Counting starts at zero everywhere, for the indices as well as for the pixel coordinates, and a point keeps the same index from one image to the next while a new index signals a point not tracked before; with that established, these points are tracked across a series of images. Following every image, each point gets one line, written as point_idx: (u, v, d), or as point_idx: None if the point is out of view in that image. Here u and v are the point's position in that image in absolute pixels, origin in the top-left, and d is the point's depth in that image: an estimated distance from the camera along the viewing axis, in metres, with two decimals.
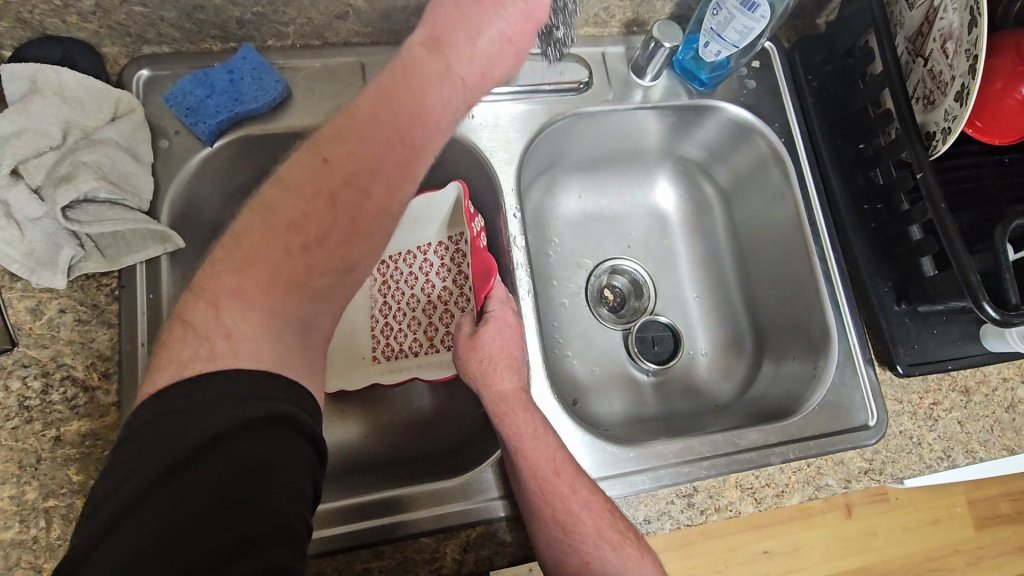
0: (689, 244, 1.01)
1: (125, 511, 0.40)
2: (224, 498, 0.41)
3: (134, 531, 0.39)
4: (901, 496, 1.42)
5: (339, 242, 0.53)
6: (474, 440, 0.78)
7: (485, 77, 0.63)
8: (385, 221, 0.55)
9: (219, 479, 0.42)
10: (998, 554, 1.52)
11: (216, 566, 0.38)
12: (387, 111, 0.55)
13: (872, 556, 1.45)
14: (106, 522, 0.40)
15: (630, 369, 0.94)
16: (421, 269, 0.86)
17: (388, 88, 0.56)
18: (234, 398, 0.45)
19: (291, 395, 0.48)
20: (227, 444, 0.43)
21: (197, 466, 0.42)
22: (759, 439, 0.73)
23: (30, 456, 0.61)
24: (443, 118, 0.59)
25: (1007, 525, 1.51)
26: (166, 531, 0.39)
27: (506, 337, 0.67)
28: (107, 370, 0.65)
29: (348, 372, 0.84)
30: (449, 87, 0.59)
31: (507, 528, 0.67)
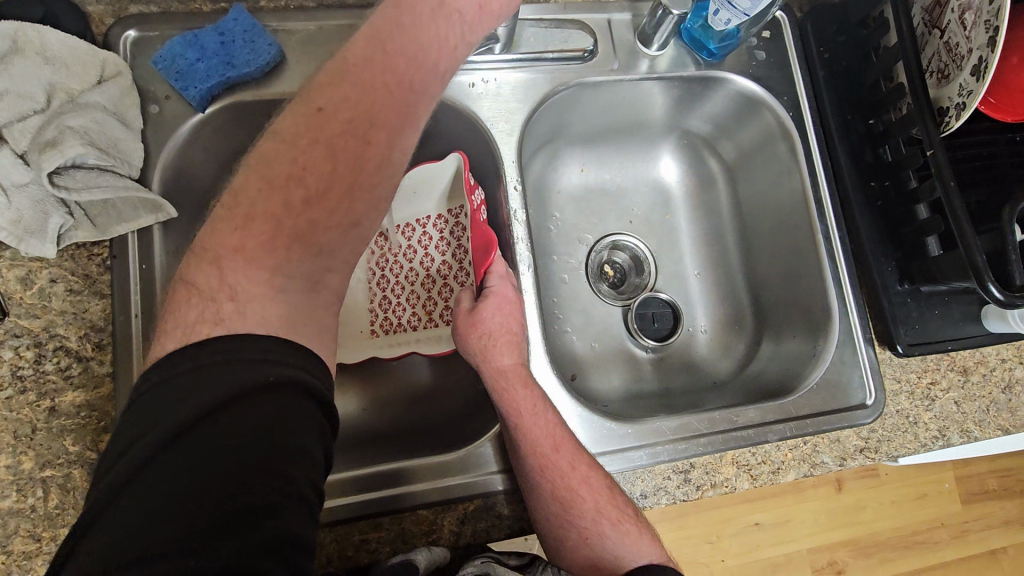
0: (691, 220, 0.99)
1: (129, 475, 0.39)
2: (233, 463, 0.40)
3: (142, 495, 0.38)
4: (889, 471, 1.44)
5: (334, 213, 0.51)
6: (472, 415, 0.78)
7: (483, 9, 0.60)
8: (382, 189, 0.54)
9: (226, 446, 0.40)
10: (983, 527, 1.55)
11: (227, 532, 0.37)
12: (381, 54, 0.52)
13: (860, 529, 1.48)
14: (112, 488, 0.39)
15: (629, 345, 0.94)
16: (420, 242, 0.85)
17: (381, 31, 0.53)
18: (243, 362, 0.44)
19: (298, 361, 0.47)
20: (236, 408, 0.42)
21: (203, 432, 0.41)
22: (756, 417, 0.74)
23: (25, 426, 0.61)
24: (442, 59, 0.56)
25: (993, 500, 1.54)
26: (174, 495, 0.38)
27: (506, 311, 0.66)
28: (101, 341, 0.64)
29: (345, 345, 0.83)
30: (447, 22, 0.56)
31: (505, 501, 0.67)
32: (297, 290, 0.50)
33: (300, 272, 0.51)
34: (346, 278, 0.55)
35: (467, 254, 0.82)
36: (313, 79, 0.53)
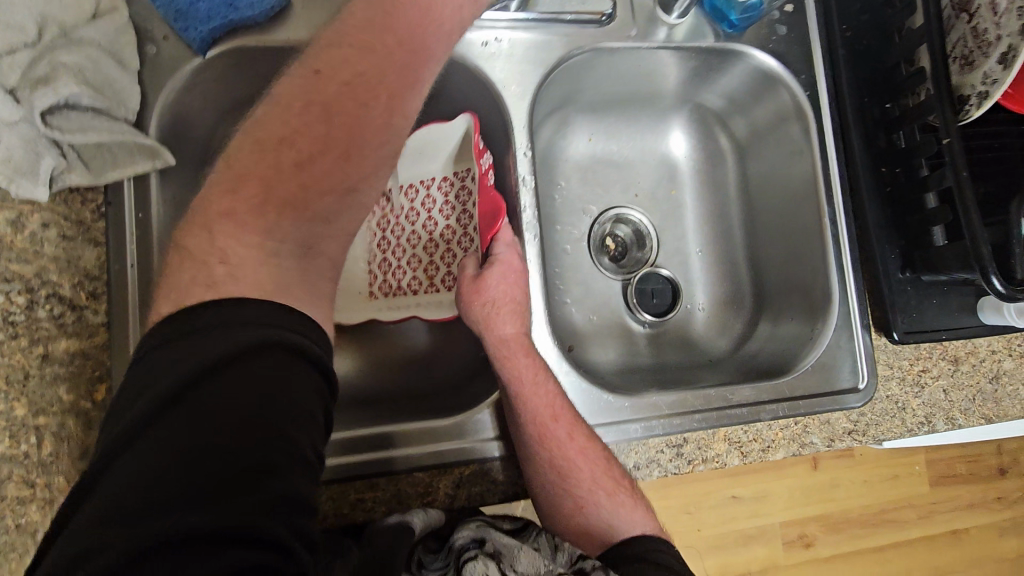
0: (697, 197, 0.98)
1: (128, 437, 0.39)
2: (231, 422, 0.39)
3: (141, 454, 0.38)
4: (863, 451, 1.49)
5: (328, 183, 0.50)
6: (470, 380, 0.78)
7: None
8: (379, 160, 0.52)
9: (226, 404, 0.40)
10: (948, 508, 1.62)
11: (226, 492, 0.37)
12: (389, 10, 0.50)
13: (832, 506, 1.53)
14: (110, 447, 0.39)
15: (626, 320, 0.94)
16: (424, 204, 0.84)
17: None
18: (241, 322, 0.43)
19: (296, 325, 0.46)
20: (234, 368, 0.41)
21: (200, 390, 0.40)
22: (751, 396, 0.74)
23: (17, 372, 0.59)
24: (451, 17, 0.54)
25: (960, 484, 1.60)
26: (172, 455, 0.37)
27: (511, 279, 0.65)
28: (96, 291, 0.63)
29: (345, 306, 0.82)
30: None
31: (500, 467, 0.68)
32: (292, 256, 0.49)
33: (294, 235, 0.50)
34: (342, 247, 0.54)
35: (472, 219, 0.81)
36: (317, 40, 0.52)
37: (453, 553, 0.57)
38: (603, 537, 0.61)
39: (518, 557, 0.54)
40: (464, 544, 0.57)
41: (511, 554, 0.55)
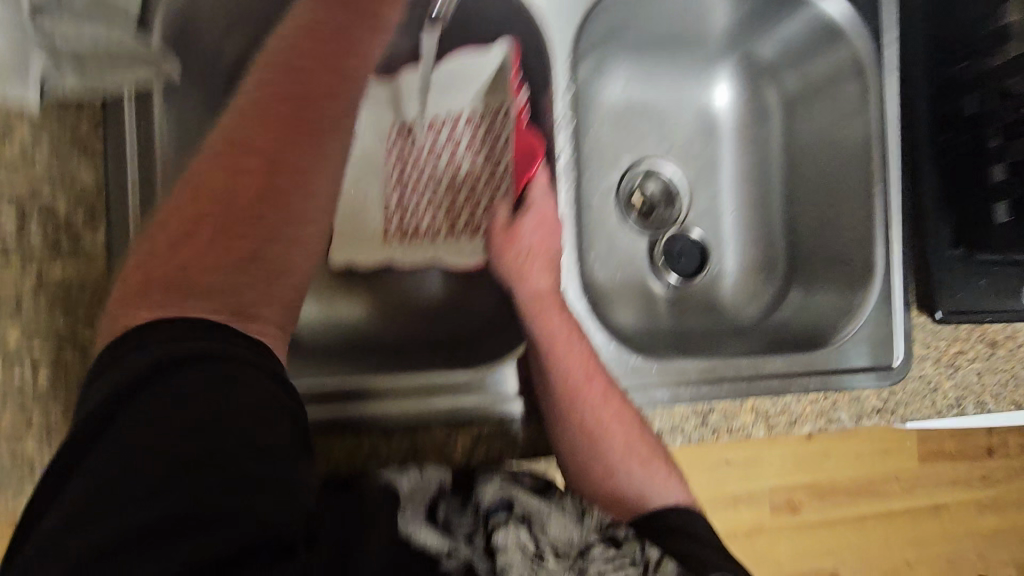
0: (737, 155, 0.91)
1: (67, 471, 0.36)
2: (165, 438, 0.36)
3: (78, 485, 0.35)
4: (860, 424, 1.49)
5: (257, 223, 0.47)
6: (493, 332, 0.75)
7: None
8: (310, 198, 0.49)
9: (185, 396, 0.38)
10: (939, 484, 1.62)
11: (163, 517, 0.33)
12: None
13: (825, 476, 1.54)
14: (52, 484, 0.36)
15: (649, 281, 0.89)
16: (447, 144, 0.77)
17: None
18: (168, 336, 0.41)
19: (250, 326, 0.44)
20: (161, 382, 0.38)
21: (158, 385, 0.38)
22: (782, 366, 0.71)
23: (9, 296, 0.55)
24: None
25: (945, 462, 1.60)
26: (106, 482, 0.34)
27: (545, 227, 0.61)
28: (94, 210, 0.57)
29: (356, 248, 0.76)
30: None
31: (521, 427, 0.66)
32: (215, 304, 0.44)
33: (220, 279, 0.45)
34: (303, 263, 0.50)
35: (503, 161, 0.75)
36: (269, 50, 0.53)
37: (480, 514, 0.54)
38: (634, 505, 0.60)
39: (548, 523, 0.53)
40: (492, 505, 0.55)
41: (541, 519, 0.54)
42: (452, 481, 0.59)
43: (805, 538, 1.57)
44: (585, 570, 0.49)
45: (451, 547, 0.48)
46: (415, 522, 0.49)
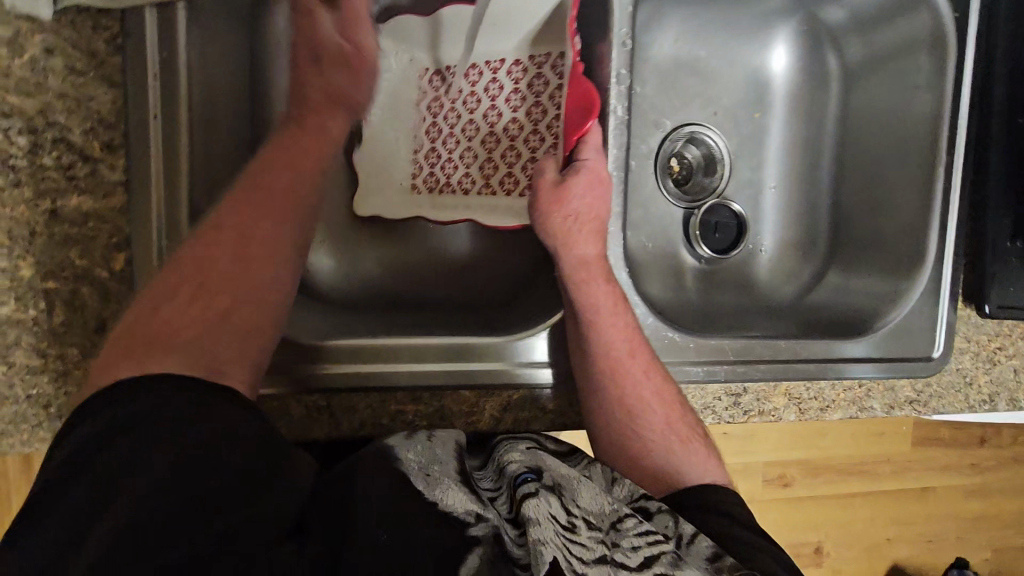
0: (786, 125, 0.86)
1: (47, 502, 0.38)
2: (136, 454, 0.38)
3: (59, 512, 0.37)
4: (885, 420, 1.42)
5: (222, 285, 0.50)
6: (522, 294, 0.72)
7: None
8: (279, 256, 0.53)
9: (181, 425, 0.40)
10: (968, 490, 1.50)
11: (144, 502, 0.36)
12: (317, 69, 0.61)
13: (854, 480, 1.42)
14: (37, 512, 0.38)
15: (682, 252, 0.85)
16: (488, 90, 0.72)
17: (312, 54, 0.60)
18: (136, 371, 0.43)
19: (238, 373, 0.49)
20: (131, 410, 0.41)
21: (148, 418, 0.41)
22: (820, 352, 0.69)
23: (22, 228, 0.51)
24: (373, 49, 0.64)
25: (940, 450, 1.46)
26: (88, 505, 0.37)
27: (597, 193, 0.60)
28: (111, 141, 0.53)
29: (385, 200, 0.73)
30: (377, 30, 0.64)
31: (550, 396, 0.64)
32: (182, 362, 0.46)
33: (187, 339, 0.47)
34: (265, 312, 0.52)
35: (546, 114, 0.71)
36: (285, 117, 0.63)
37: (508, 480, 0.52)
38: (670, 483, 0.59)
39: (578, 492, 0.51)
40: (519, 472, 0.52)
41: (571, 489, 0.51)
42: (468, 445, 0.60)
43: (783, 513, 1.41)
44: (618, 543, 0.47)
45: (480, 511, 0.45)
46: (442, 484, 0.47)
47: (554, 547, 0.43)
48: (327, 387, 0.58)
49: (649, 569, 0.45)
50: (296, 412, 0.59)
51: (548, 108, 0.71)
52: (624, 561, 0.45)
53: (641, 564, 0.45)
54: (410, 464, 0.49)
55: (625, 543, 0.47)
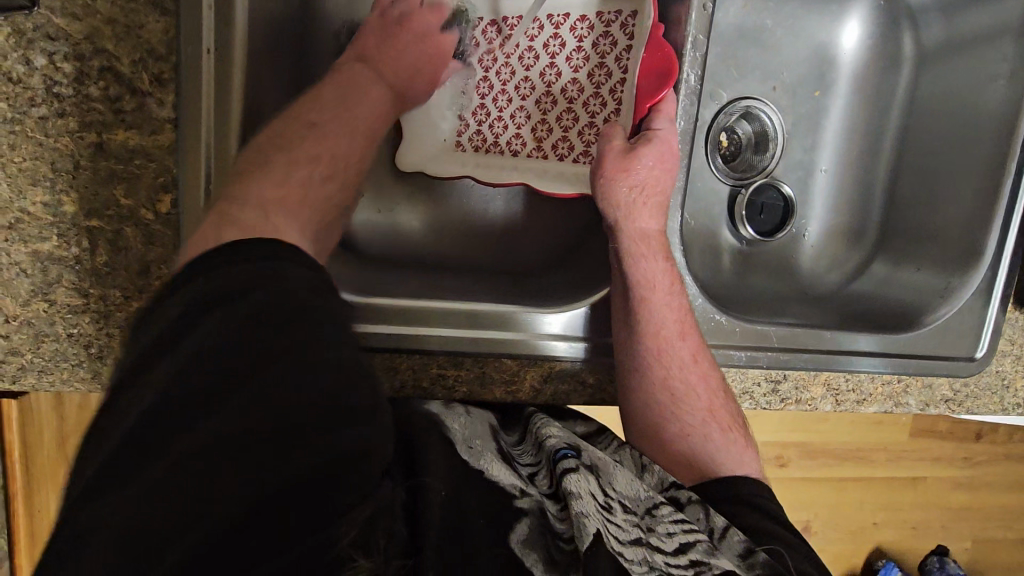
0: (848, 106, 0.83)
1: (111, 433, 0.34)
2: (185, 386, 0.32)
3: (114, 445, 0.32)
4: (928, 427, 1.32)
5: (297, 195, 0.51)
6: (562, 264, 0.69)
7: None
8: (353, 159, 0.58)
9: (211, 355, 0.33)
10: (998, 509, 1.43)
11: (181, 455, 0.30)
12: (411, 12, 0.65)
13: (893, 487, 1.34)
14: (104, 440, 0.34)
15: (723, 230, 0.82)
16: (548, 46, 0.68)
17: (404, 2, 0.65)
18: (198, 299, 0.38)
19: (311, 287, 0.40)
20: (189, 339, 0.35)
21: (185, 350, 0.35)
22: (865, 345, 0.69)
23: (66, 161, 0.49)
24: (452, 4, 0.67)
25: (942, 441, 1.33)
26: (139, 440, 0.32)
27: (665, 165, 0.59)
28: (161, 75, 0.50)
29: (426, 153, 0.69)
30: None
31: (590, 369, 0.63)
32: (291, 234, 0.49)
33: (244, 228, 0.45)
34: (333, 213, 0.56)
35: (610, 76, 0.67)
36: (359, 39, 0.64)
37: (547, 455, 0.51)
38: (704, 471, 0.58)
39: (614, 476, 0.51)
40: (558, 448, 0.52)
41: (607, 471, 0.51)
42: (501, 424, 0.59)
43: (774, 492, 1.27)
44: (654, 527, 0.46)
45: (522, 486, 0.46)
46: (485, 458, 0.48)
47: (597, 521, 0.43)
48: (366, 347, 0.57)
49: (685, 554, 0.44)
50: None
51: (613, 71, 0.66)
52: (660, 544, 0.44)
53: (676, 549, 0.44)
54: (455, 435, 0.49)
55: (661, 529, 0.46)
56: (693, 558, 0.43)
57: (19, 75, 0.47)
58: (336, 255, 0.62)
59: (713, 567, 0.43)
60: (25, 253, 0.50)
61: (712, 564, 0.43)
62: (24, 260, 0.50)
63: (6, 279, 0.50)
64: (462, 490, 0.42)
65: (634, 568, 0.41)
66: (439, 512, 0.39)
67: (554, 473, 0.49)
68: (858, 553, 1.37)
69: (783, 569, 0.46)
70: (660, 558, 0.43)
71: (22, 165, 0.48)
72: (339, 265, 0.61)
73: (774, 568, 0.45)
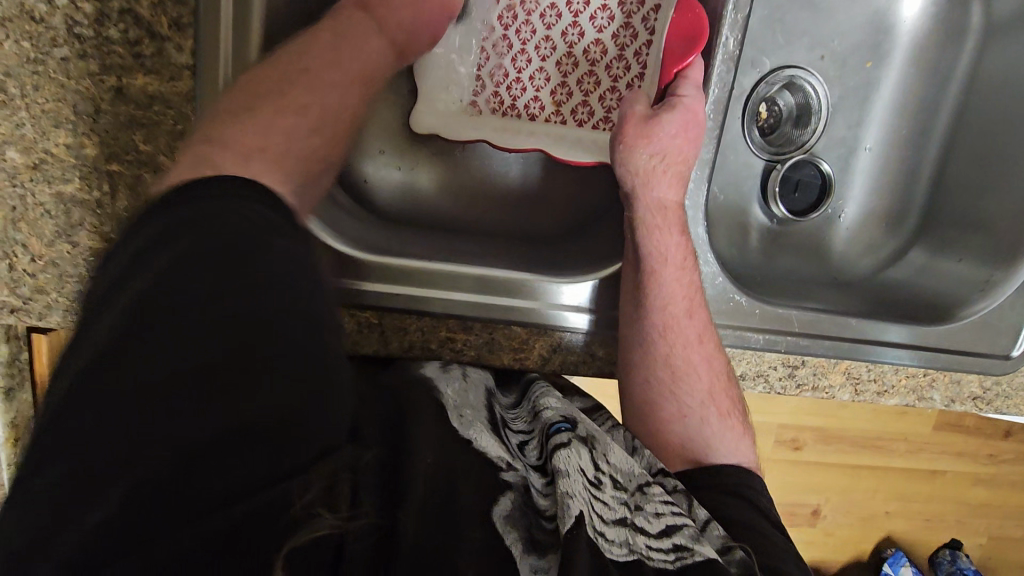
0: (901, 78, 0.77)
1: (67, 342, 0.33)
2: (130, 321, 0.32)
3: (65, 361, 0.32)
4: (954, 420, 1.28)
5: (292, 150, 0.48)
6: (581, 233, 0.68)
7: None
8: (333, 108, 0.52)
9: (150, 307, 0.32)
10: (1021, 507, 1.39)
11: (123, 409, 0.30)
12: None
13: (911, 477, 1.31)
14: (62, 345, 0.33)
15: (753, 207, 0.79)
16: (572, 4, 0.66)
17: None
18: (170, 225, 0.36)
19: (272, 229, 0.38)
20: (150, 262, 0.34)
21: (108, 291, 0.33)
22: (893, 335, 0.66)
23: (87, 104, 0.49)
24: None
25: (966, 436, 1.30)
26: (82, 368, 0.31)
27: (690, 136, 0.56)
28: (180, 18, 0.49)
29: (441, 117, 0.66)
30: None
31: (601, 342, 0.62)
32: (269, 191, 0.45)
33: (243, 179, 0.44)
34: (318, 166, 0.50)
35: (636, 38, 0.66)
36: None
37: (541, 426, 0.52)
38: (695, 454, 0.57)
39: (610, 447, 0.51)
40: (553, 420, 0.52)
41: (603, 444, 0.51)
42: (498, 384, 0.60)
43: (786, 473, 1.26)
44: (641, 506, 0.47)
45: (510, 460, 0.47)
46: (477, 428, 0.50)
47: (582, 502, 0.43)
48: (379, 305, 0.58)
49: (669, 538, 0.44)
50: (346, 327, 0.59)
51: (639, 33, 0.65)
52: (644, 526, 0.45)
53: (661, 531, 0.45)
54: (449, 399, 0.52)
55: (648, 508, 0.46)
56: (676, 543, 0.44)
57: (40, 14, 0.47)
58: (352, 214, 0.62)
59: (695, 553, 0.43)
60: (49, 194, 0.51)
61: (695, 550, 0.43)
62: (48, 202, 0.51)
63: (32, 219, 0.51)
64: (450, 461, 0.44)
65: (613, 549, 0.42)
66: (422, 485, 0.41)
67: (545, 446, 0.50)
68: (867, 540, 1.36)
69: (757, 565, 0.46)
70: (642, 540, 0.44)
71: (44, 106, 0.49)
72: (354, 222, 0.61)
73: (751, 564, 0.45)
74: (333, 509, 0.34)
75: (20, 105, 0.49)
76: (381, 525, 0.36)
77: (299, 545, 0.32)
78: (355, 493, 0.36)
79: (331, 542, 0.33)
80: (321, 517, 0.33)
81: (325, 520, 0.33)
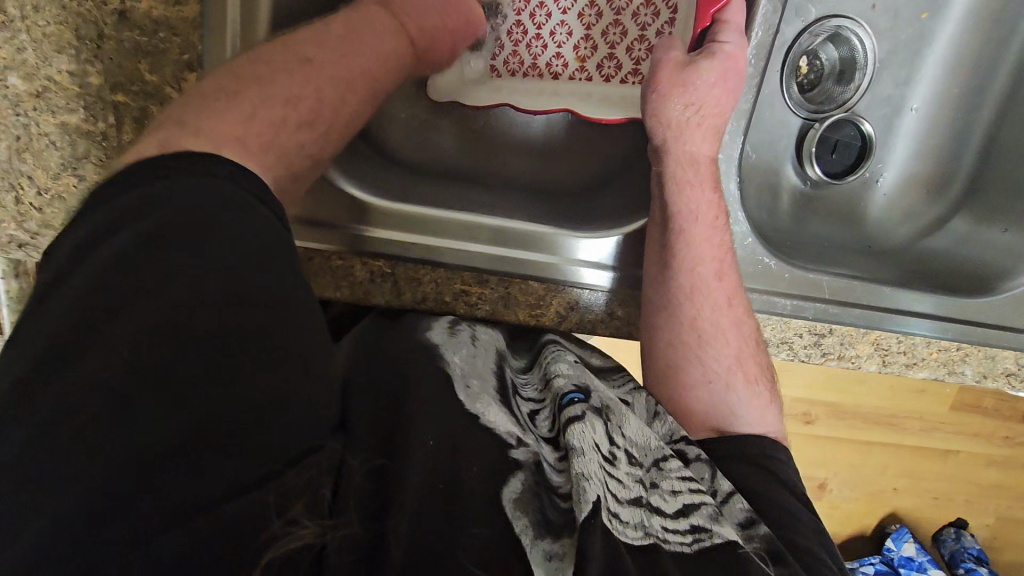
0: (959, 32, 0.71)
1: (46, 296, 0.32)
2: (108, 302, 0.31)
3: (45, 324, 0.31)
4: (971, 401, 1.25)
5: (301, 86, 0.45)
6: (603, 184, 0.64)
7: None
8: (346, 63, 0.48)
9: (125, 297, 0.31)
10: None
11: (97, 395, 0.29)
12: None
13: (923, 456, 1.29)
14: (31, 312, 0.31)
15: (787, 167, 0.74)
16: None
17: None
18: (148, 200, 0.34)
19: (254, 234, 0.36)
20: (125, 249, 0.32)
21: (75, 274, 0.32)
22: (924, 306, 0.63)
23: (89, 29, 0.47)
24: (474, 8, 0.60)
25: (982, 417, 1.27)
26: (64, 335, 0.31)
27: (729, 84, 0.52)
28: None
29: (459, 81, 0.65)
30: None
31: (620, 302, 0.59)
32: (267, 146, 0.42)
33: (251, 115, 0.42)
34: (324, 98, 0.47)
35: None
36: None
37: (553, 395, 0.51)
38: (718, 421, 0.55)
39: (625, 420, 0.49)
40: (566, 390, 0.50)
41: (619, 415, 0.50)
42: (512, 346, 0.59)
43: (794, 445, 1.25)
44: (658, 484, 0.46)
45: (521, 435, 0.46)
46: (483, 402, 0.47)
47: (597, 484, 0.42)
48: (394, 253, 0.57)
49: (686, 519, 0.43)
50: (359, 276, 0.57)
51: None
52: (660, 505, 0.44)
53: (677, 511, 0.44)
54: (454, 369, 0.50)
55: (665, 486, 0.46)
56: (694, 524, 0.43)
57: None
58: (364, 158, 0.59)
59: (713, 535, 0.42)
60: (54, 124, 0.49)
61: (713, 532, 0.43)
62: (54, 132, 0.49)
63: (38, 149, 0.49)
64: (453, 440, 0.42)
65: (627, 532, 0.41)
66: (424, 469, 0.39)
67: (557, 418, 0.49)
68: (872, 515, 1.35)
69: (782, 550, 0.44)
70: (657, 521, 0.43)
71: (45, 30, 0.46)
72: (369, 167, 0.59)
73: (775, 542, 0.45)
74: (315, 515, 0.33)
75: (21, 28, 0.46)
76: (367, 532, 0.34)
77: (279, 558, 0.30)
78: (338, 502, 0.36)
79: (310, 549, 0.32)
80: (302, 522, 0.32)
81: (306, 529, 0.32)
